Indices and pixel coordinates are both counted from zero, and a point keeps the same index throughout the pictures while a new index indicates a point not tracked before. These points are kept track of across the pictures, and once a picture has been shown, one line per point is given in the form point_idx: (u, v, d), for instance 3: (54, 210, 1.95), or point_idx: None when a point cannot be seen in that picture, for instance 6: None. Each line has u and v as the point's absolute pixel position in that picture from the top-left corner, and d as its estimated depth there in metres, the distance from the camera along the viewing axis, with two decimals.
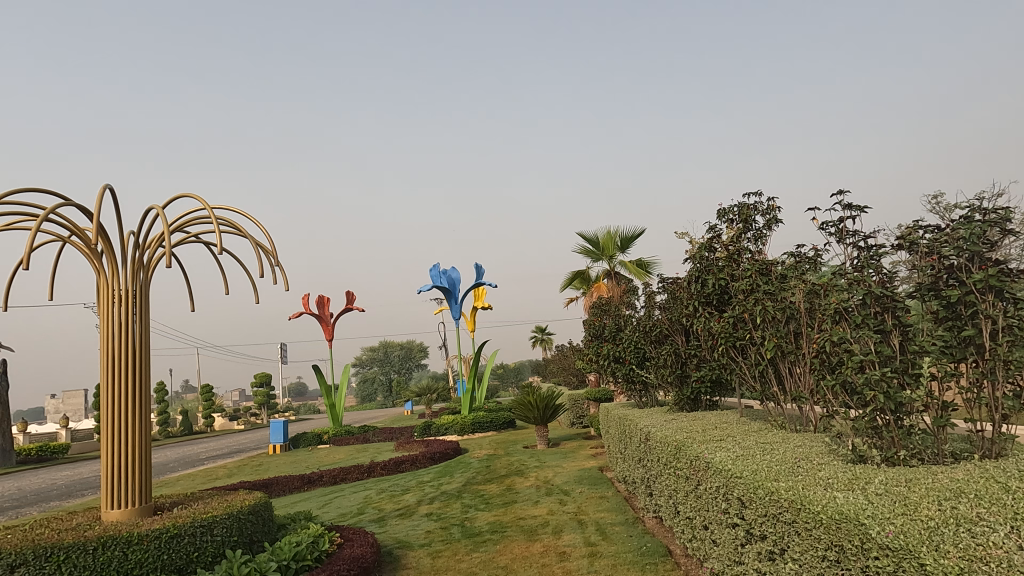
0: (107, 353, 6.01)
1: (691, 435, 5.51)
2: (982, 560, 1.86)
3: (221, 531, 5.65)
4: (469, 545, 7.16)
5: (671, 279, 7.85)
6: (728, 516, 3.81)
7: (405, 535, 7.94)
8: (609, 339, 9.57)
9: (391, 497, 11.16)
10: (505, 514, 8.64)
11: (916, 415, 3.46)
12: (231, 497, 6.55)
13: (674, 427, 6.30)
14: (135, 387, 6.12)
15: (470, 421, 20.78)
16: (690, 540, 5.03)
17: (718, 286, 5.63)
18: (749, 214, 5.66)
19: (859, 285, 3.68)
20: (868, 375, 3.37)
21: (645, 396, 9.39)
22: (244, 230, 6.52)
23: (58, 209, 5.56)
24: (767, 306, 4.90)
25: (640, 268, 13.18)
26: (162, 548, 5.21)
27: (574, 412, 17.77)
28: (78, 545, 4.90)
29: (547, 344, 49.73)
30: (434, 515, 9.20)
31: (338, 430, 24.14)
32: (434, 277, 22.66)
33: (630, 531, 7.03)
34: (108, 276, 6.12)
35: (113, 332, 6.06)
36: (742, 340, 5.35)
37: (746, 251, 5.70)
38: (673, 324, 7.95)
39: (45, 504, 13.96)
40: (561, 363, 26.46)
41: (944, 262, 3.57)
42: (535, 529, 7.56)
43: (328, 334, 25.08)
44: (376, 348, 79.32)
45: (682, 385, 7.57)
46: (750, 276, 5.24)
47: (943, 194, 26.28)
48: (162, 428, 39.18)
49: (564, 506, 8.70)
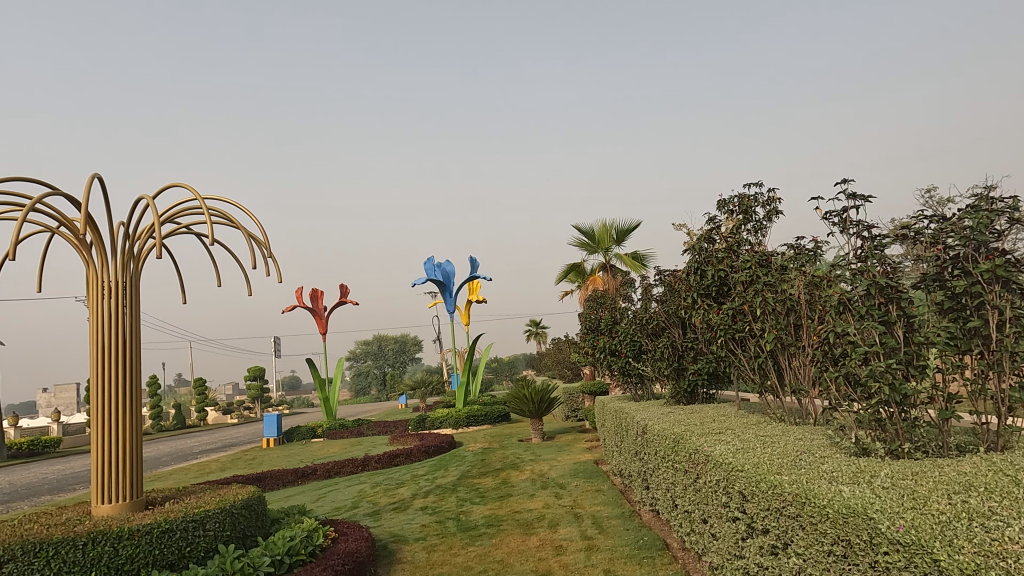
0: (97, 345, 5.91)
1: (690, 429, 5.42)
2: (999, 556, 1.80)
3: (214, 526, 5.57)
4: (465, 539, 7.11)
5: (669, 272, 7.79)
6: (728, 509, 3.75)
7: (400, 529, 7.88)
8: (605, 331, 9.43)
9: (385, 491, 11.09)
10: (501, 508, 8.59)
11: (921, 407, 3.39)
12: (223, 491, 6.48)
13: (672, 421, 6.23)
14: (126, 381, 6.03)
15: (464, 415, 20.75)
16: (689, 534, 4.98)
17: (717, 278, 5.51)
18: (750, 205, 5.51)
19: (863, 275, 3.57)
20: (873, 366, 3.28)
21: (642, 388, 9.30)
22: (236, 220, 6.43)
23: (46, 198, 5.45)
24: (767, 298, 4.83)
25: (636, 260, 13.10)
26: (154, 543, 5.13)
27: (570, 405, 17.80)
28: (67, 540, 4.81)
29: (541, 337, 49.72)
30: (429, 509, 9.15)
31: (332, 424, 24.12)
32: (429, 270, 22.57)
33: (626, 524, 7.00)
34: (98, 267, 6.03)
35: (103, 322, 5.98)
36: (741, 333, 5.25)
37: (746, 243, 5.57)
38: (670, 317, 7.89)
39: (35, 498, 13.83)
40: (556, 356, 26.40)
41: (949, 252, 3.48)
42: (531, 523, 7.53)
43: (323, 327, 25.04)
44: (370, 341, 79.45)
45: (679, 378, 7.52)
46: (750, 268, 5.17)
47: (935, 191, 26.11)
48: (156, 422, 39.00)
49: (561, 499, 8.67)
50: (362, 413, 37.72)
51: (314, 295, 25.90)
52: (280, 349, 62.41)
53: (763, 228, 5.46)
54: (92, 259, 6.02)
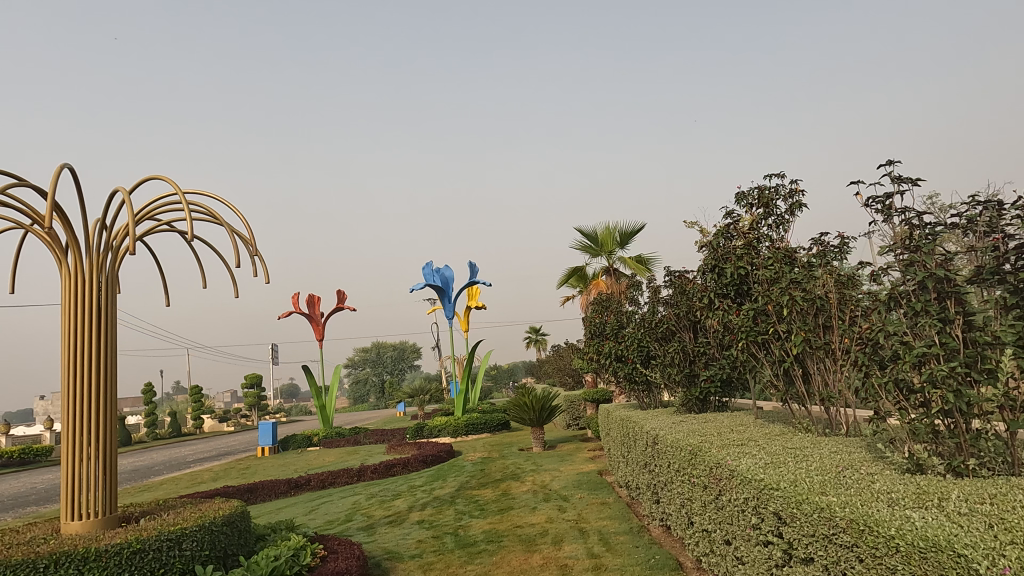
0: (68, 352, 5.49)
1: (707, 439, 5.00)
2: None
3: (191, 545, 5.13)
4: (463, 557, 6.67)
5: (678, 273, 7.39)
6: (759, 532, 3.34)
7: (395, 545, 7.45)
8: (610, 336, 9.00)
9: (380, 503, 10.66)
10: (501, 522, 8.16)
11: (984, 417, 3.00)
12: (205, 506, 6.06)
13: (685, 431, 5.81)
14: (100, 388, 5.61)
15: (463, 423, 20.32)
16: (707, 555, 4.56)
17: (736, 276, 5.07)
18: (770, 198, 5.08)
19: (913, 267, 3.16)
20: (932, 370, 2.89)
21: (649, 396, 8.88)
22: (219, 216, 6.05)
23: (14, 190, 5.07)
24: (795, 297, 4.42)
25: (640, 263, 12.70)
26: (123, 565, 4.70)
27: (571, 413, 17.41)
28: (27, 563, 4.40)
29: (541, 345, 49.26)
30: (426, 522, 8.71)
31: (329, 433, 23.72)
32: (428, 276, 22.18)
33: (635, 541, 6.56)
34: (71, 267, 5.63)
35: (75, 325, 5.57)
36: (763, 336, 4.82)
37: (766, 240, 5.14)
38: (680, 320, 7.48)
39: (19, 510, 13.38)
40: (556, 363, 26.00)
41: (1013, 242, 3.08)
42: (534, 539, 7.10)
43: (319, 335, 24.65)
44: (369, 349, 79.04)
45: (690, 386, 7.13)
46: (773, 266, 4.75)
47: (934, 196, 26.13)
48: (151, 431, 38.52)
49: (564, 513, 8.23)
50: (359, 421, 37.27)
51: (311, 301, 25.53)
52: (279, 356, 61.99)
53: (787, 222, 5.06)
54: (65, 259, 5.63)
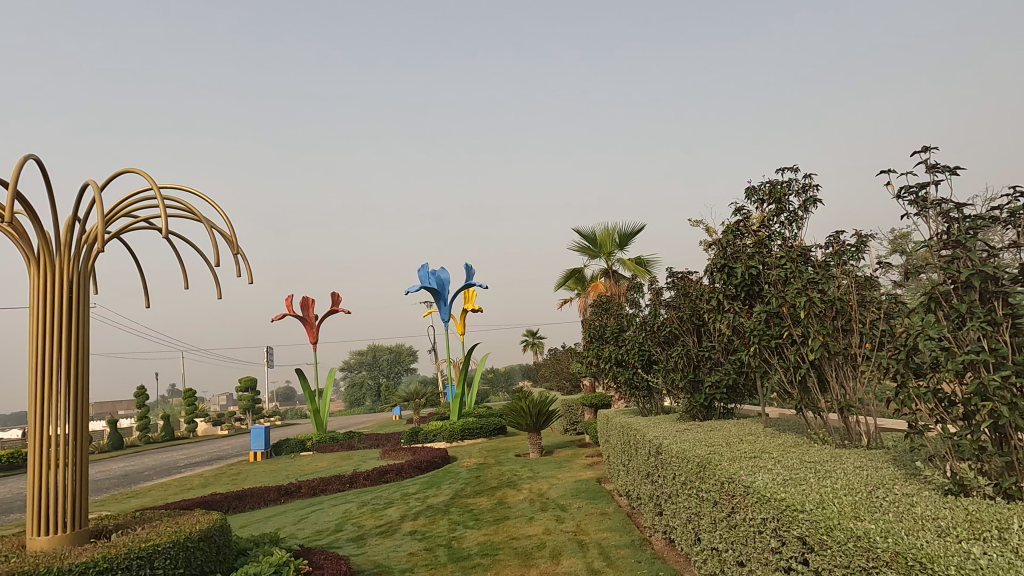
0: (36, 357, 5.15)
1: (715, 450, 4.69)
2: None
3: (163, 564, 4.80)
4: (457, 572, 6.34)
5: (681, 274, 7.08)
6: (779, 556, 3.04)
7: (385, 558, 7.12)
8: (611, 340, 8.68)
9: (372, 512, 10.32)
10: (497, 533, 7.83)
11: None
12: (182, 519, 5.73)
13: (691, 440, 5.51)
14: (70, 395, 5.27)
15: (459, 428, 19.99)
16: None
17: (746, 277, 4.75)
18: (782, 193, 4.76)
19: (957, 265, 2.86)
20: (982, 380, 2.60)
21: (649, 402, 8.56)
22: (199, 211, 5.67)
23: None
24: (812, 298, 4.12)
25: (640, 265, 12.40)
26: None
27: (568, 418, 17.10)
28: None
29: (538, 348, 48.97)
30: (418, 533, 8.38)
31: (322, 437, 23.37)
32: (423, 278, 21.86)
33: (637, 556, 6.24)
34: (40, 264, 5.30)
35: (44, 329, 5.23)
36: (777, 340, 4.51)
37: (778, 237, 4.82)
38: (684, 323, 7.16)
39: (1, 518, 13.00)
40: (553, 367, 25.70)
41: None
42: (530, 552, 6.77)
43: (313, 337, 24.30)
44: (365, 352, 78.62)
45: (694, 392, 6.82)
46: (786, 265, 4.45)
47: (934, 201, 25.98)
48: (144, 434, 38.08)
49: (562, 524, 7.90)
50: (354, 424, 36.91)
51: (305, 304, 25.19)
52: (274, 359, 61.50)
53: (801, 217, 4.72)
54: (34, 256, 5.30)
